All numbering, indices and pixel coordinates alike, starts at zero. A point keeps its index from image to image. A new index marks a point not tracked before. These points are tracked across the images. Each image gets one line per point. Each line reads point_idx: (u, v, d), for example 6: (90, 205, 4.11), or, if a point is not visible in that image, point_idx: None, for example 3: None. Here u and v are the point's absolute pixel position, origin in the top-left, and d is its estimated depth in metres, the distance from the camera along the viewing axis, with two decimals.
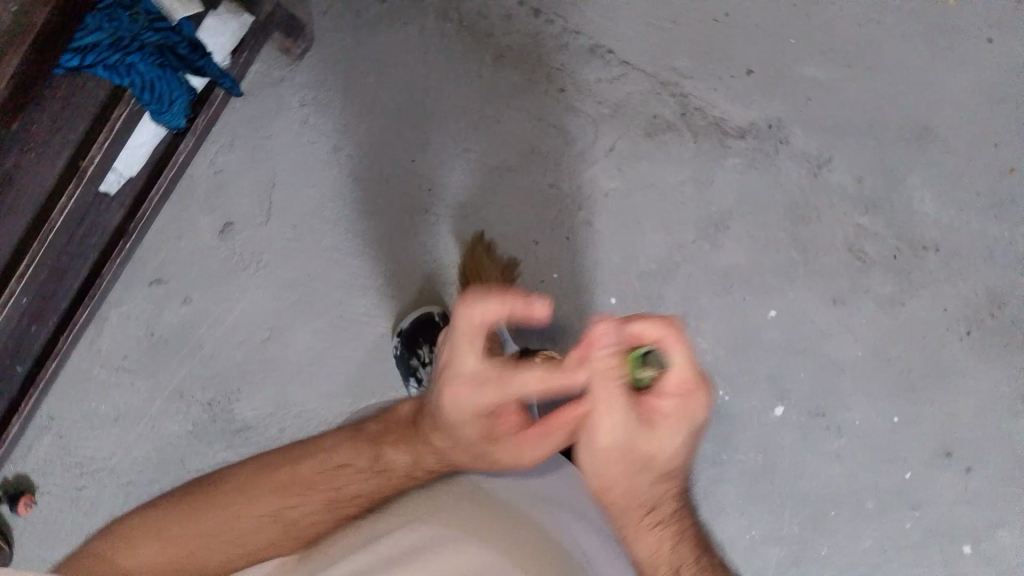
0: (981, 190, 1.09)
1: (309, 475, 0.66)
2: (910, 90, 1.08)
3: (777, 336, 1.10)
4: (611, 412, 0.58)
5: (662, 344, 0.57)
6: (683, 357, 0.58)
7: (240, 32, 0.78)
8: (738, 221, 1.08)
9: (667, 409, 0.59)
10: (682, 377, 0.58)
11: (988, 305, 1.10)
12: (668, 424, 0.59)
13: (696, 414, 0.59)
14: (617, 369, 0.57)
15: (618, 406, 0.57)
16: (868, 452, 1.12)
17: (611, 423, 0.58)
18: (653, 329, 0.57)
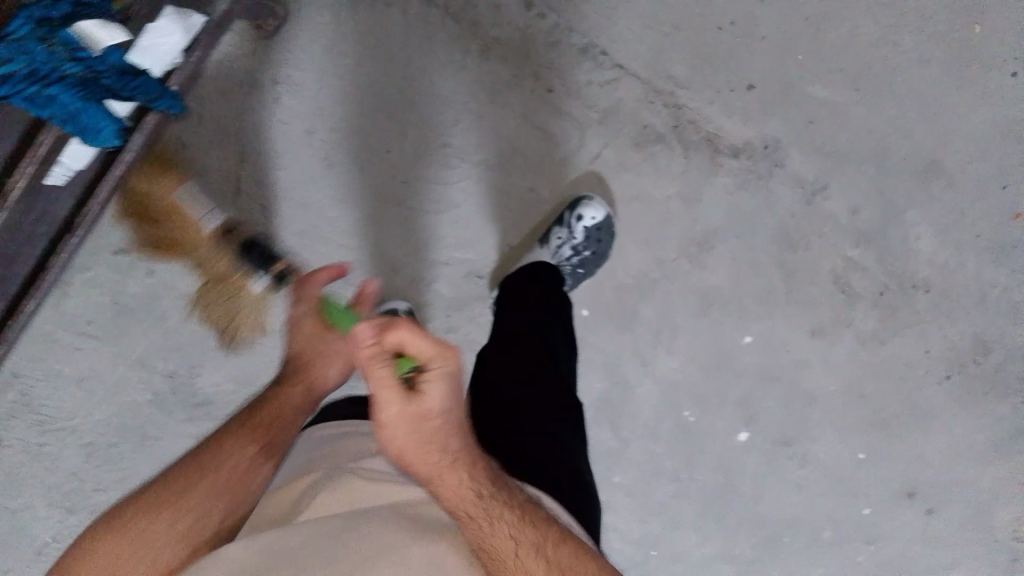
0: (982, 233, 1.04)
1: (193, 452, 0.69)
2: (918, 120, 1.01)
3: (752, 362, 1.06)
4: (390, 393, 0.57)
5: (405, 345, 0.56)
6: (423, 342, 0.56)
7: (187, 36, 0.72)
8: (723, 241, 1.03)
9: (433, 378, 0.57)
10: (433, 351, 0.56)
11: (972, 352, 1.07)
12: (442, 388, 0.57)
13: (457, 363, 0.58)
14: (378, 354, 0.56)
15: (391, 387, 0.56)
16: (829, 484, 1.09)
17: (392, 404, 0.57)
18: (393, 329, 0.55)
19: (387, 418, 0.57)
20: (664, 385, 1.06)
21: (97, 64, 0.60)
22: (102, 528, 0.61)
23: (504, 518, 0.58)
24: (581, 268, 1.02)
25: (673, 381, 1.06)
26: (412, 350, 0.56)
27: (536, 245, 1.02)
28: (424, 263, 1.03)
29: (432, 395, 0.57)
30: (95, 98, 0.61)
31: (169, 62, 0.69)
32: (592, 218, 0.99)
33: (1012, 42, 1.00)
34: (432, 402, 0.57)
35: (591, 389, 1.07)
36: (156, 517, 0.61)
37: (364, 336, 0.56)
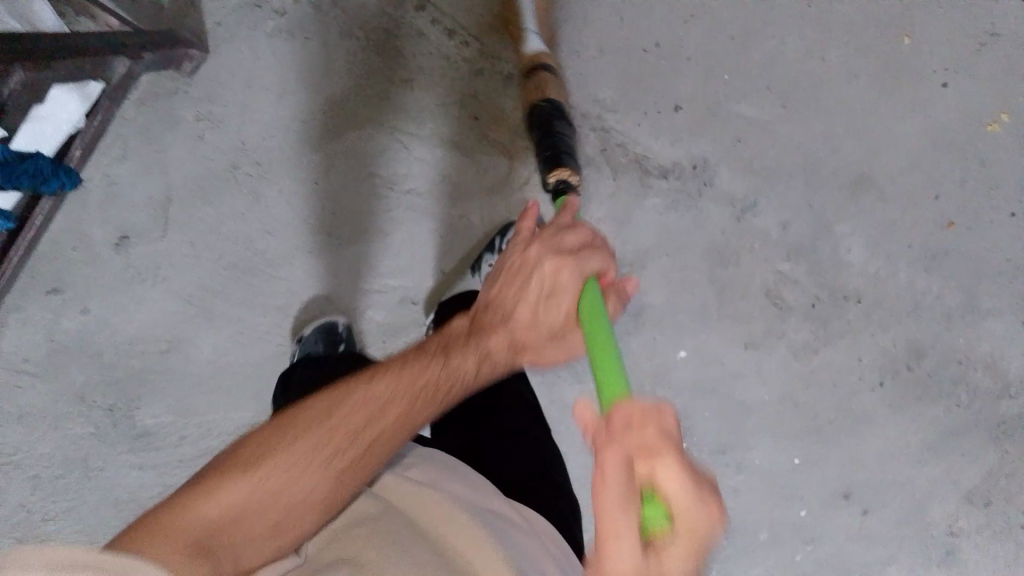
0: (914, 243, 1.04)
1: (333, 407, 0.61)
2: (849, 133, 1.01)
3: (687, 376, 1.07)
4: (627, 545, 0.49)
5: (659, 479, 0.51)
6: (681, 482, 0.50)
7: (83, 102, 0.77)
8: (654, 262, 1.04)
9: (675, 538, 0.50)
10: (693, 511, 0.50)
11: (908, 357, 1.07)
12: (679, 552, 0.50)
13: (710, 532, 0.50)
14: (629, 490, 0.50)
15: (629, 531, 0.49)
16: (766, 490, 1.10)
17: (627, 553, 0.49)
18: (650, 456, 0.51)
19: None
20: None
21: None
22: (229, 473, 0.56)
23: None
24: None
25: None
26: (665, 491, 0.50)
27: (467, 272, 0.98)
28: (359, 290, 1.01)
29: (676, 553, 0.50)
30: None
31: (68, 128, 0.75)
32: None
33: (939, 54, 1.00)
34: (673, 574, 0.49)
35: None
36: (289, 482, 0.57)
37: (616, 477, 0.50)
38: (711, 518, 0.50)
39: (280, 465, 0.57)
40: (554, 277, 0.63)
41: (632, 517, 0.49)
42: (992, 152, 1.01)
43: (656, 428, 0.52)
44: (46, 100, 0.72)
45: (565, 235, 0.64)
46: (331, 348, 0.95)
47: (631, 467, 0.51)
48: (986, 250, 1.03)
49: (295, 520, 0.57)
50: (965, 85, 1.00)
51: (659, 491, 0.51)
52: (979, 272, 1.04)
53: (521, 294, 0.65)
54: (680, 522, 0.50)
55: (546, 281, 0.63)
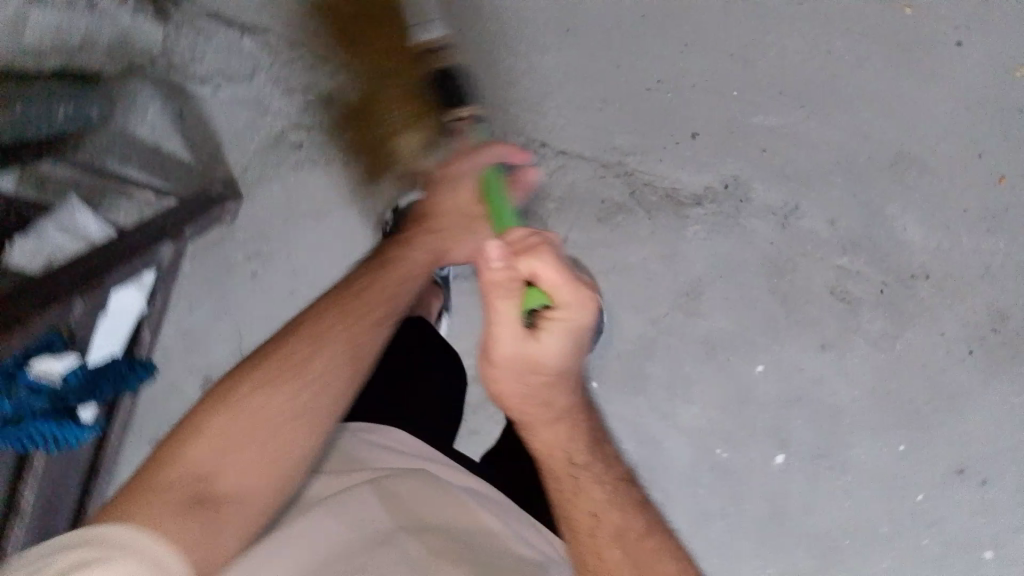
0: (973, 207, 1.01)
1: (297, 344, 0.71)
2: (877, 118, 0.98)
3: (769, 389, 1.08)
4: (512, 327, 0.64)
5: (535, 270, 0.60)
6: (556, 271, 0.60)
7: (142, 292, 0.85)
8: (710, 288, 1.05)
9: (552, 331, 0.63)
10: (568, 293, 0.61)
11: (992, 322, 1.05)
12: (556, 332, 0.64)
13: (580, 313, 0.62)
14: (507, 281, 0.61)
15: (509, 317, 0.63)
16: (875, 483, 1.11)
17: (510, 339, 0.64)
18: (529, 254, 0.60)
19: (505, 351, 0.65)
20: (691, 433, 1.10)
21: (62, 391, 0.77)
22: (240, 395, 0.66)
23: (600, 493, 0.65)
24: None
25: (697, 426, 1.10)
26: (542, 281, 0.60)
27: None
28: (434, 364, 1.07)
29: (556, 342, 0.64)
30: (57, 418, 0.76)
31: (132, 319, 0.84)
32: None
33: (949, 13, 0.95)
34: (546, 354, 0.64)
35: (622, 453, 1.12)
36: (262, 429, 0.65)
37: (499, 263, 0.61)
38: (585, 292, 0.62)
39: (264, 410, 0.66)
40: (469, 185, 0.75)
41: (509, 309, 0.63)
42: None
43: (547, 252, 0.60)
44: (108, 310, 0.81)
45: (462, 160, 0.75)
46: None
47: (513, 264, 0.60)
48: None
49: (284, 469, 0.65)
50: (984, 38, 0.96)
51: (535, 281, 0.61)
52: None
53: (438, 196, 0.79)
54: (564, 309, 0.62)
55: (456, 176, 0.76)
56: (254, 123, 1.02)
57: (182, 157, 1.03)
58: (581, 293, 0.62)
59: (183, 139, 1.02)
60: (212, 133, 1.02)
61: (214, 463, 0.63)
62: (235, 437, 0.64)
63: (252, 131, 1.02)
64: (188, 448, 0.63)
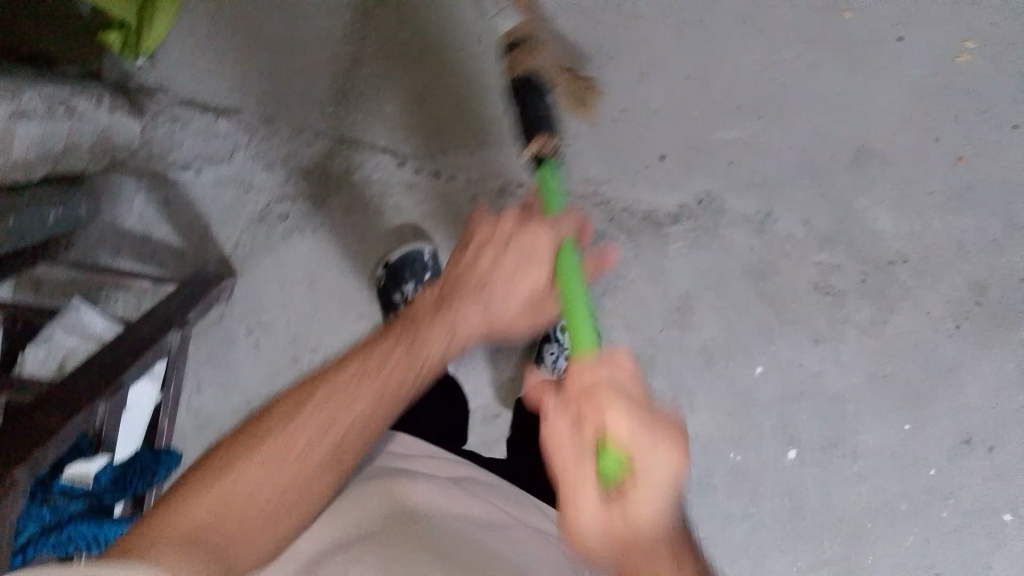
0: (938, 189, 1.06)
1: (341, 380, 0.63)
2: (834, 118, 1.03)
3: (771, 389, 1.11)
4: (585, 484, 0.48)
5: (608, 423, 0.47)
6: (635, 419, 0.47)
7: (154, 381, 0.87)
8: (700, 300, 1.08)
9: (647, 495, 0.47)
10: (649, 435, 0.47)
11: (974, 294, 1.09)
12: (650, 491, 0.47)
13: (661, 464, 0.47)
14: (586, 398, 0.48)
15: (590, 491, 0.48)
16: (886, 465, 1.14)
17: (589, 492, 0.48)
18: (595, 406, 0.47)
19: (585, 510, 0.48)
20: (702, 442, 1.13)
21: (96, 491, 0.79)
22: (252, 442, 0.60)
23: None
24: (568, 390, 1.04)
25: (707, 435, 1.13)
26: (619, 437, 0.47)
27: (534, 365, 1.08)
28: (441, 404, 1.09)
29: (653, 509, 0.47)
30: (95, 518, 0.77)
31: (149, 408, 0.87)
32: None
33: (888, 12, 1.01)
34: (644, 524, 0.47)
35: None
36: (272, 476, 0.59)
37: (568, 427, 0.49)
38: (681, 450, 0.47)
39: (282, 458, 0.60)
40: (511, 255, 0.62)
41: (589, 468, 0.48)
42: (973, 79, 1.03)
43: (615, 394, 0.48)
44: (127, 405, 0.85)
45: (526, 232, 0.62)
46: (419, 285, 0.98)
47: (582, 428, 0.48)
48: (1007, 169, 1.06)
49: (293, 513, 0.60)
50: (923, 32, 1.02)
51: (609, 441, 0.47)
52: (1006, 192, 1.07)
53: (485, 267, 0.63)
54: (649, 462, 0.47)
55: (524, 252, 0.62)
56: (240, 197, 1.01)
57: (169, 241, 1.02)
58: (667, 437, 0.47)
59: (169, 223, 1.01)
60: (196, 212, 1.01)
61: (218, 513, 0.57)
62: (245, 481, 0.59)
63: (236, 206, 1.01)
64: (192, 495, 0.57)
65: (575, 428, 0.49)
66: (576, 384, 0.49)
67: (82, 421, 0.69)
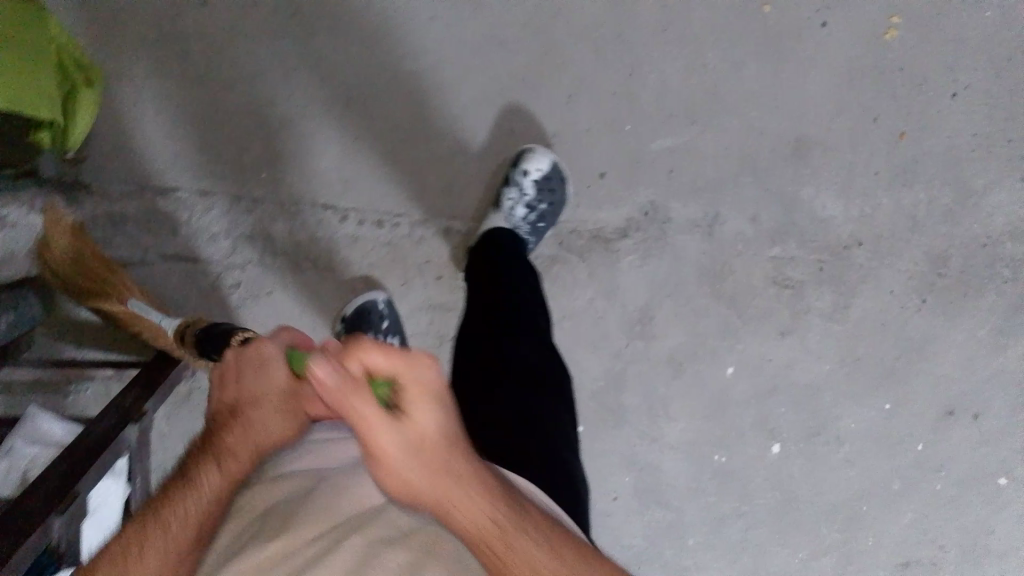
0: (882, 169, 1.06)
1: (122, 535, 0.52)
2: (767, 114, 1.03)
3: (745, 387, 1.11)
4: (374, 423, 0.51)
5: (368, 360, 0.51)
6: (387, 353, 0.50)
7: (120, 481, 0.87)
8: (660, 309, 1.07)
9: (418, 402, 0.52)
10: (405, 364, 0.51)
11: (934, 268, 1.09)
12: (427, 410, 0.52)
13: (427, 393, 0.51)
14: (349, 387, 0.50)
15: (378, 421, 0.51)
16: (874, 446, 1.14)
17: (381, 434, 0.51)
18: (354, 347, 0.51)
19: (380, 449, 0.51)
20: (685, 448, 1.12)
21: None
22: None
23: (539, 545, 0.51)
24: (542, 223, 1.02)
25: (689, 441, 1.12)
26: (379, 369, 0.51)
27: (492, 212, 1.02)
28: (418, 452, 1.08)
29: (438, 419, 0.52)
30: None
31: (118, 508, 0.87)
32: (538, 169, 0.99)
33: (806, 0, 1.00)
34: (425, 426, 0.52)
35: (624, 483, 1.13)
36: None
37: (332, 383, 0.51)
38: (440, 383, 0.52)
39: None
40: (263, 350, 0.59)
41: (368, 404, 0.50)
42: (902, 55, 1.03)
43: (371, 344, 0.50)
44: (93, 506, 0.83)
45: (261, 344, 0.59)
46: (375, 331, 0.98)
47: (342, 375, 0.51)
48: (951, 137, 1.06)
49: None
50: (844, 16, 1.01)
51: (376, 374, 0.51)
52: (953, 162, 1.06)
53: (231, 395, 0.59)
54: (419, 376, 0.51)
55: (257, 357, 0.60)
56: (190, 274, 1.02)
57: (127, 327, 1.03)
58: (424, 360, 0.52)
59: None
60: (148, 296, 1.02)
61: None
62: None
63: (185, 283, 1.02)
64: None
65: (342, 377, 0.51)
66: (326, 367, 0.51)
67: (40, 539, 0.69)
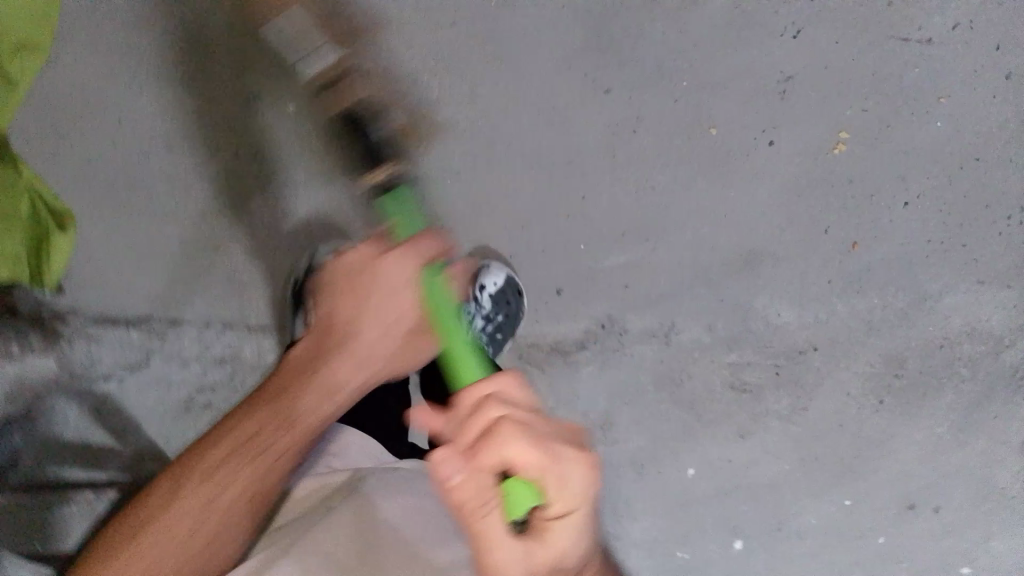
0: (835, 276, 1.08)
1: (228, 439, 0.71)
2: (716, 228, 1.06)
3: (706, 487, 1.13)
4: (497, 523, 0.57)
5: (514, 459, 0.55)
6: (536, 450, 0.55)
7: None
8: (618, 415, 1.10)
9: (552, 501, 0.58)
10: (551, 463, 0.56)
11: (891, 369, 1.11)
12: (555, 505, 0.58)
13: (558, 487, 0.57)
14: (486, 482, 0.55)
15: (495, 518, 0.57)
16: (833, 539, 1.15)
17: (499, 536, 0.58)
18: (495, 444, 0.54)
19: (494, 546, 0.58)
20: (647, 545, 1.14)
21: None
22: (187, 481, 0.70)
23: None
24: (500, 331, 1.05)
25: (650, 538, 1.14)
26: (523, 466, 0.55)
27: None
28: None
29: (554, 515, 0.58)
30: None
31: None
32: (494, 282, 1.01)
33: (753, 121, 1.04)
34: (559, 542, 0.60)
35: None
36: (192, 529, 0.69)
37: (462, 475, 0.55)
38: (575, 486, 0.58)
39: (188, 516, 0.69)
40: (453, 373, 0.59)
41: (490, 503, 0.56)
42: (853, 167, 1.05)
43: (520, 441, 0.54)
44: None
45: (393, 271, 0.68)
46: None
47: (486, 462, 0.54)
48: (903, 245, 1.07)
49: (220, 549, 0.70)
50: (792, 135, 1.04)
51: (517, 470, 0.55)
52: (906, 265, 1.08)
53: (352, 308, 0.72)
54: (552, 480, 0.56)
55: (388, 282, 0.69)
56: (163, 393, 1.08)
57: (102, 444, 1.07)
58: (569, 455, 0.57)
59: (98, 428, 1.06)
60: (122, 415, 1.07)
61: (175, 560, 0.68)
62: (173, 543, 0.68)
63: (156, 402, 1.07)
64: (146, 545, 0.68)
65: (480, 467, 0.55)
66: (470, 412, 0.57)
67: None
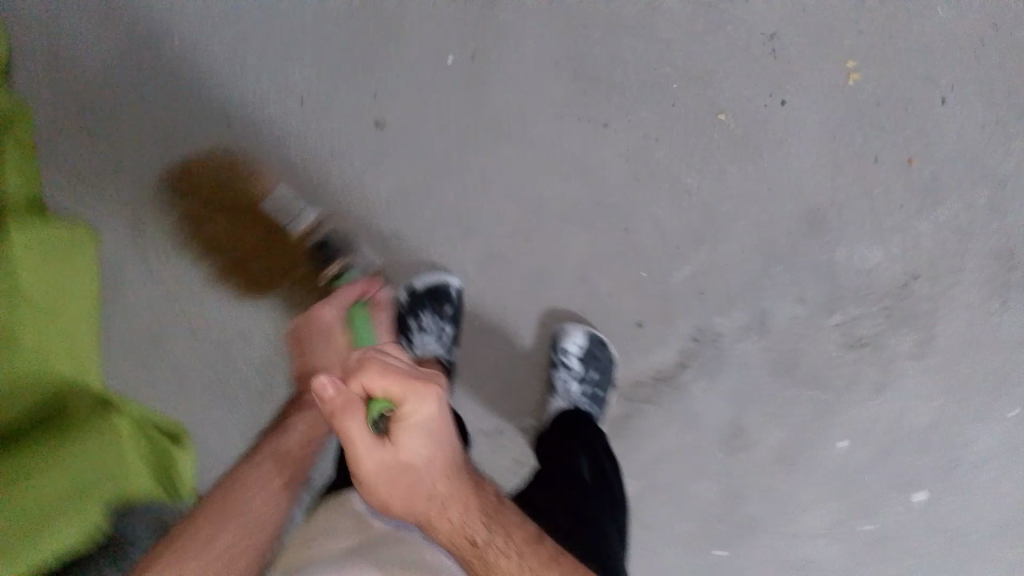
0: (906, 198, 1.02)
1: None
2: (767, 204, 1.03)
3: (863, 452, 1.11)
4: (364, 445, 0.57)
5: (371, 385, 0.55)
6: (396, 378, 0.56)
7: None
8: (746, 418, 1.09)
9: (412, 430, 0.57)
10: (407, 389, 0.56)
11: (1005, 265, 1.04)
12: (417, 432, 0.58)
13: (424, 417, 0.57)
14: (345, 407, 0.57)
15: (364, 440, 0.57)
16: (1016, 455, 1.11)
17: (370, 456, 0.58)
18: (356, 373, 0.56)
19: (366, 466, 0.58)
20: (827, 529, 1.13)
21: None
22: None
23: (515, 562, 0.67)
24: (599, 387, 1.07)
25: (828, 521, 1.13)
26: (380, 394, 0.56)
27: (551, 392, 1.09)
28: None
29: (423, 443, 0.58)
30: None
31: None
32: (575, 346, 1.04)
33: (757, 91, 1.01)
34: (413, 451, 0.58)
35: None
36: None
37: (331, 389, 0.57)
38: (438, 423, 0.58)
39: None
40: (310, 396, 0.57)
41: (360, 434, 0.57)
42: (879, 88, 1.00)
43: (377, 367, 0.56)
44: None
45: None
46: (436, 314, 1.02)
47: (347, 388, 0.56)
48: (961, 139, 1.01)
49: None
50: (801, 86, 1.00)
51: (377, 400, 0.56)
52: (974, 158, 1.01)
53: None
54: (413, 409, 0.57)
55: None
56: None
57: None
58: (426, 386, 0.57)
59: None
60: None
61: None
62: None
63: None
64: None
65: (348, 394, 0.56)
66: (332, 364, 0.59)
67: None
